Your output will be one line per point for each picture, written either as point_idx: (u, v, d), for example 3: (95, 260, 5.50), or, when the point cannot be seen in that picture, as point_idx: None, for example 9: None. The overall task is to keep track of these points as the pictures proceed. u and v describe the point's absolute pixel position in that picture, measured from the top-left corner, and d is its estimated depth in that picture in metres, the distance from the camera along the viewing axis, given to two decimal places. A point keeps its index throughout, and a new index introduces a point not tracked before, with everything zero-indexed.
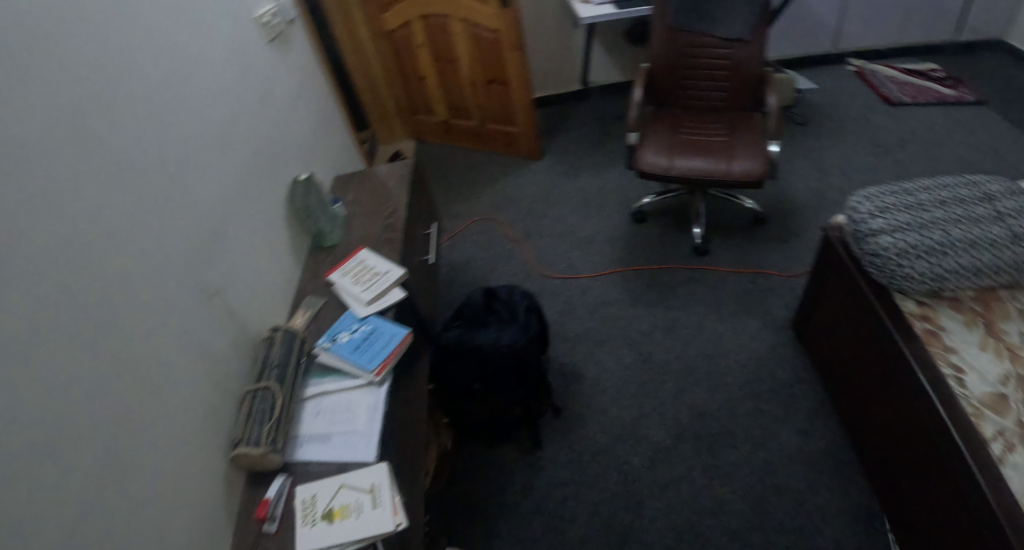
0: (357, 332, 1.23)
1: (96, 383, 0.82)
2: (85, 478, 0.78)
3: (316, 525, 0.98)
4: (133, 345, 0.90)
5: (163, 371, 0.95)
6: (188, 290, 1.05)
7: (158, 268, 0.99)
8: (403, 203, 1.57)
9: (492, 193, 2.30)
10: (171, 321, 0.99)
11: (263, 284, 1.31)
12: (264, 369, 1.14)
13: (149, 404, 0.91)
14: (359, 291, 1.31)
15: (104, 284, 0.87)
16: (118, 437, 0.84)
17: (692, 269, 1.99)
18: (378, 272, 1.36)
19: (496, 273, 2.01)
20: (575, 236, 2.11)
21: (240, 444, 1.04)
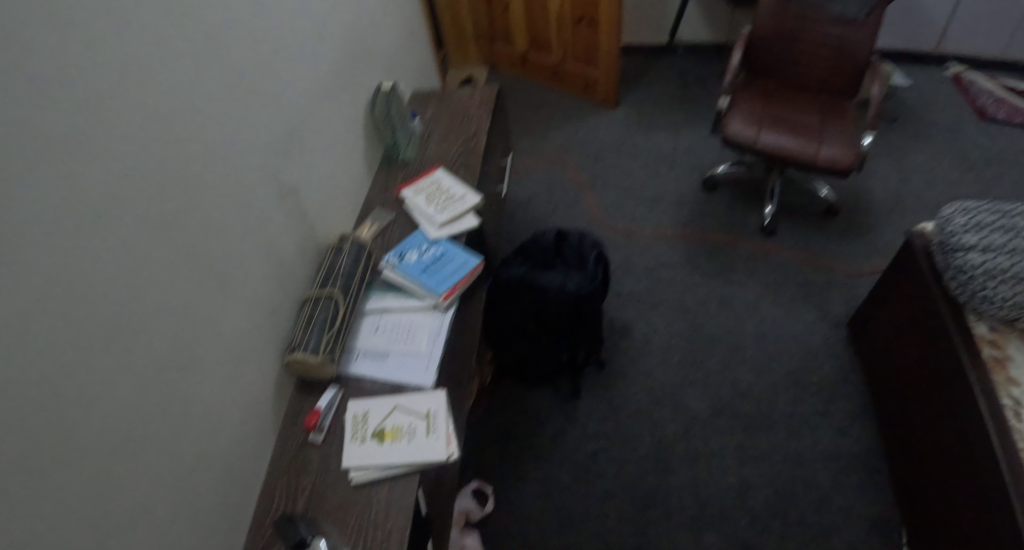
0: (427, 253, 1.24)
1: (175, 264, 0.79)
2: (156, 359, 0.75)
3: (366, 443, 0.97)
4: (211, 232, 0.87)
5: (234, 264, 0.92)
6: (264, 185, 1.01)
7: (240, 157, 0.94)
8: (485, 128, 1.52)
9: (561, 134, 2.22)
10: (246, 214, 0.95)
11: (335, 190, 1.27)
12: (329, 278, 1.13)
13: (217, 295, 0.87)
14: (432, 213, 1.30)
15: (189, 162, 0.82)
16: (190, 323, 0.81)
17: (757, 248, 1.89)
18: (453, 196, 1.34)
19: (557, 216, 1.95)
20: (642, 193, 2.02)
21: (298, 347, 1.02)
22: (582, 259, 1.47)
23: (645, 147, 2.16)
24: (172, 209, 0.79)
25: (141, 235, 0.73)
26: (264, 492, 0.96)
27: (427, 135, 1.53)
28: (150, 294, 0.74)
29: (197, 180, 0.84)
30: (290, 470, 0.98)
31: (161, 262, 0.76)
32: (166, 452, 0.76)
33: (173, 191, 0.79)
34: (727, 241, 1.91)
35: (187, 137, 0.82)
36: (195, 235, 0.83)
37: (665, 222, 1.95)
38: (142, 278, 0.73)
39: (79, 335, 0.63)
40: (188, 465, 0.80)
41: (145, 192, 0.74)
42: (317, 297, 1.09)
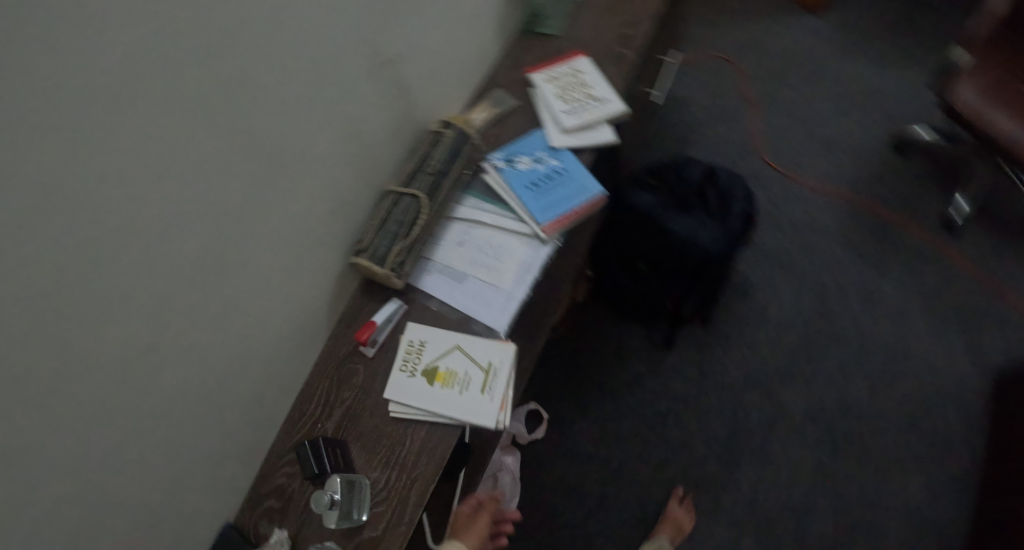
0: (542, 164, 1.01)
1: (221, 137, 0.67)
2: (184, 264, 0.67)
3: (414, 378, 0.90)
4: (273, 102, 0.73)
5: (300, 143, 0.80)
6: (352, 59, 0.84)
7: (325, 15, 0.77)
8: (652, 14, 1.19)
9: (742, 30, 1.77)
10: (321, 98, 0.81)
11: (450, 64, 1.06)
12: (419, 171, 0.98)
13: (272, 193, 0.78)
14: (561, 112, 1.05)
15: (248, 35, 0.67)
16: (232, 207, 0.72)
17: (948, 236, 1.46)
18: (592, 95, 1.07)
19: (708, 132, 1.62)
20: (824, 127, 1.61)
21: (365, 252, 0.93)
22: (725, 209, 1.17)
23: (844, 72, 1.68)
24: (223, 70, 0.65)
25: (178, 97, 0.61)
26: (306, 384, 0.96)
27: (579, 8, 1.23)
28: (184, 169, 0.64)
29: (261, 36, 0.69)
30: (333, 374, 0.95)
31: (203, 133, 0.65)
32: (184, 342, 0.71)
33: (227, 45, 0.65)
34: (897, 222, 1.49)
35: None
36: (251, 103, 0.70)
37: (833, 176, 1.55)
38: (174, 149, 0.62)
39: (84, 211, 0.55)
40: (209, 354, 0.76)
41: (186, 44, 0.60)
42: (399, 196, 0.96)
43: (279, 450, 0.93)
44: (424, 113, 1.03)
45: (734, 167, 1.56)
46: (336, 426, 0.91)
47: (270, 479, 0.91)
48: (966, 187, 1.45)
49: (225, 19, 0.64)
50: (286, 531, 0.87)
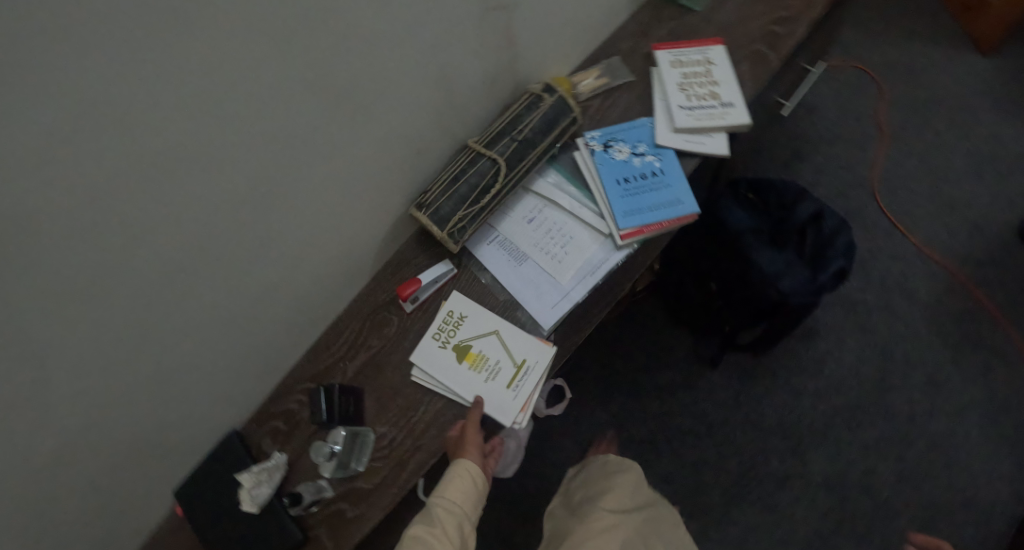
0: (640, 159, 0.91)
1: (287, 65, 0.64)
2: (228, 195, 0.67)
3: (445, 350, 0.89)
4: (352, 37, 0.68)
5: (378, 84, 0.75)
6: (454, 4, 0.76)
7: None
8: (813, 16, 1.02)
9: (906, 43, 1.52)
10: (409, 41, 0.74)
11: (571, 19, 0.95)
12: (507, 133, 0.87)
13: (337, 136, 0.74)
14: (678, 105, 0.93)
15: None
16: (288, 138, 0.69)
17: None
18: (717, 96, 0.94)
19: (831, 151, 1.43)
20: (962, 182, 1.41)
21: (428, 208, 0.87)
22: (821, 254, 1.04)
23: (1004, 126, 1.44)
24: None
25: (243, 18, 0.58)
26: (338, 320, 0.98)
27: None
28: (239, 90, 0.62)
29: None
30: (367, 319, 0.96)
31: (266, 58, 0.62)
32: (216, 265, 0.72)
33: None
34: (996, 316, 1.32)
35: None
36: (329, 36, 0.66)
37: (944, 242, 1.36)
38: (229, 68, 0.60)
39: (118, 127, 0.55)
40: (243, 274, 0.77)
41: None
42: (477, 156, 0.87)
43: (299, 374, 0.97)
44: (526, 70, 0.93)
45: (842, 200, 1.40)
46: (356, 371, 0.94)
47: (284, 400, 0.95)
48: None
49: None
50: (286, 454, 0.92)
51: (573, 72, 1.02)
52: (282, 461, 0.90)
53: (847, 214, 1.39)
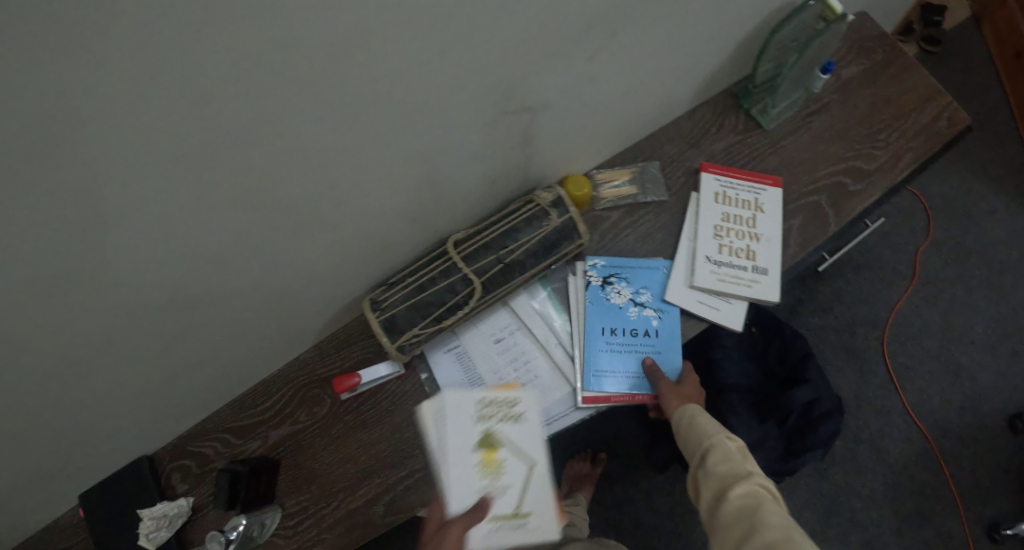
0: (637, 311, 0.79)
1: (211, 185, 0.52)
2: (130, 287, 0.57)
3: (480, 423, 0.73)
4: (308, 153, 0.55)
5: (341, 190, 0.62)
6: (462, 110, 0.61)
7: (437, 64, 0.54)
8: (890, 180, 0.86)
9: (971, 180, 1.38)
10: (390, 146, 0.60)
11: (615, 120, 0.78)
12: (492, 250, 0.74)
13: (279, 235, 0.62)
14: (704, 256, 0.79)
15: (292, 84, 0.48)
16: (216, 249, 0.59)
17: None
18: (752, 255, 0.80)
19: (850, 279, 1.32)
20: (974, 355, 1.30)
21: (382, 311, 0.74)
22: (800, 436, 0.95)
23: None
24: (227, 122, 0.48)
25: (141, 153, 0.46)
26: (270, 379, 0.88)
27: (813, 109, 0.90)
28: (147, 216, 0.51)
29: (301, 83, 0.49)
30: (302, 390, 0.87)
31: (180, 182, 0.50)
32: (109, 342, 0.62)
33: (239, 95, 0.46)
34: (954, 497, 1.25)
35: (299, 14, 0.44)
36: (271, 157, 0.53)
37: (932, 409, 1.28)
38: (128, 200, 0.49)
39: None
40: (157, 353, 0.69)
41: (160, 92, 0.43)
42: (451, 264, 0.74)
43: (218, 421, 0.88)
44: (543, 166, 0.76)
45: (844, 335, 1.30)
46: (278, 441, 0.86)
47: (199, 443, 0.88)
48: None
49: (235, 64, 0.44)
50: (190, 500, 0.86)
51: (602, 167, 0.85)
52: (186, 510, 0.85)
53: (847, 352, 1.29)
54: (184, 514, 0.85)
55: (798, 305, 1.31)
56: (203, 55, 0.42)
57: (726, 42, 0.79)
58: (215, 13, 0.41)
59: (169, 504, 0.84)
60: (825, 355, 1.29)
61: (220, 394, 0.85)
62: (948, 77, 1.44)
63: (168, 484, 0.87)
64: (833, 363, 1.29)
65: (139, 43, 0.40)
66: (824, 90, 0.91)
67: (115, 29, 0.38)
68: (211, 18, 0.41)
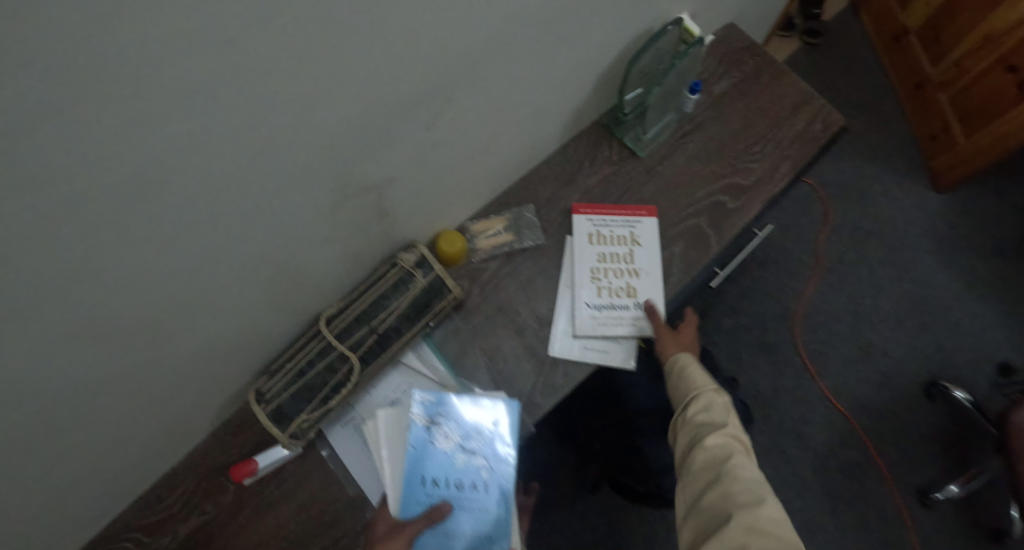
0: (466, 458, 0.72)
1: (36, 335, 0.48)
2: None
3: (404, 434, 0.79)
4: (142, 280, 0.52)
5: (188, 304, 0.59)
6: (300, 202, 0.59)
7: (257, 172, 0.52)
8: (764, 194, 0.88)
9: (861, 163, 1.43)
10: (227, 250, 0.57)
11: (476, 173, 0.77)
12: (363, 323, 0.71)
13: (131, 360, 0.59)
14: (584, 303, 0.79)
15: (93, 232, 0.45)
16: (62, 389, 0.55)
17: (933, 516, 1.27)
18: (633, 293, 0.80)
19: (758, 276, 1.36)
20: (882, 332, 1.35)
21: (268, 403, 0.71)
22: None
23: (937, 272, 1.38)
24: (36, 276, 0.44)
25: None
26: (164, 477, 0.84)
27: (685, 132, 0.91)
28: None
29: (109, 220, 0.46)
30: (200, 483, 0.84)
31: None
32: None
33: (34, 249, 0.43)
34: (881, 471, 1.30)
35: (85, 161, 0.41)
36: (101, 293, 0.50)
37: (851, 390, 1.32)
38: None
39: None
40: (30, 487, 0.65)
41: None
42: (327, 345, 0.71)
43: (122, 521, 0.82)
44: (409, 229, 0.75)
45: (759, 331, 1.33)
46: (189, 532, 0.82)
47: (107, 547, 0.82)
48: (969, 474, 1.24)
49: (23, 223, 0.41)
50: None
51: (476, 216, 0.84)
52: None
53: (764, 347, 1.32)
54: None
55: (709, 307, 1.34)
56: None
57: (581, 82, 0.79)
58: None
59: None
60: (743, 353, 1.32)
61: (112, 503, 0.80)
62: (829, 64, 1.49)
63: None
64: (751, 360, 1.32)
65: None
66: (695, 109, 0.92)
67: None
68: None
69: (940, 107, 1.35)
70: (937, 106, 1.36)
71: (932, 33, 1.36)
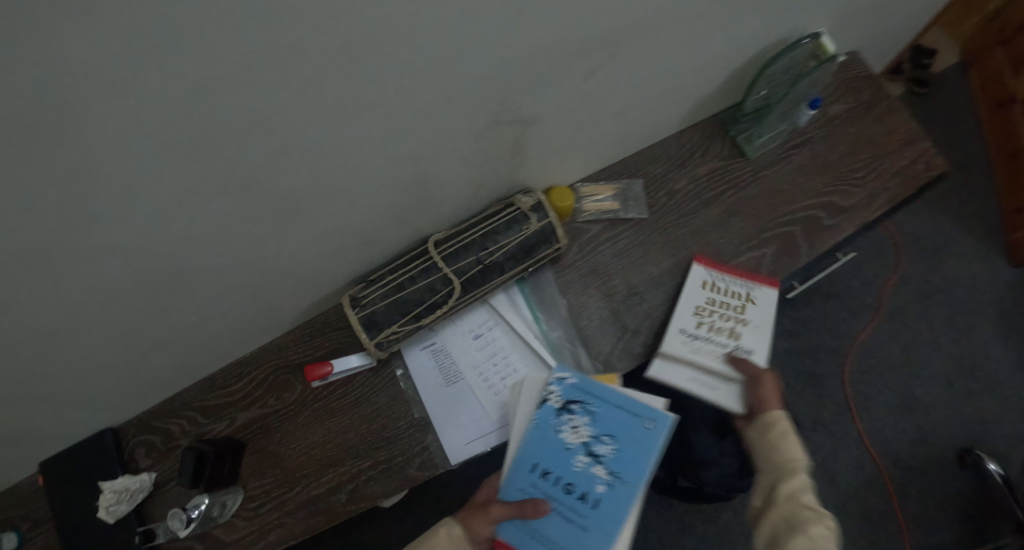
0: (583, 466, 0.75)
1: (205, 171, 0.53)
2: (120, 261, 0.59)
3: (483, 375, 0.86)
4: (303, 149, 0.57)
5: (332, 186, 0.64)
6: (456, 116, 0.63)
7: (436, 75, 0.57)
8: (862, 216, 0.89)
9: (941, 220, 1.43)
10: (382, 144, 0.62)
11: (599, 132, 0.80)
12: (471, 252, 0.76)
13: (269, 223, 0.64)
14: (679, 328, 0.81)
15: (295, 87, 0.50)
16: (201, 230, 0.60)
17: None
18: (735, 336, 0.81)
19: (816, 307, 1.37)
20: (928, 388, 1.35)
21: (363, 308, 0.76)
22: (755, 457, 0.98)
23: (995, 343, 1.37)
24: (228, 113, 0.49)
25: (138, 133, 0.47)
26: (242, 360, 0.88)
27: (797, 142, 0.92)
28: (136, 195, 0.52)
29: (314, 81, 0.50)
30: (272, 374, 0.88)
31: (173, 165, 0.51)
32: (86, 313, 0.63)
33: (245, 88, 0.48)
34: (900, 523, 1.29)
35: (317, 21, 0.46)
36: (266, 150, 0.55)
37: (885, 439, 1.33)
38: (120, 177, 0.50)
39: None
40: (140, 327, 0.70)
41: (162, 78, 0.44)
42: (432, 266, 0.76)
43: (184, 399, 0.88)
44: (528, 172, 0.79)
45: (807, 360, 1.34)
46: (244, 423, 0.86)
47: (166, 420, 0.87)
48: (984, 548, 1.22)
49: (241, 58, 0.45)
50: (153, 476, 0.86)
51: (585, 181, 0.88)
52: (147, 485, 0.85)
53: (808, 377, 1.34)
54: (145, 489, 0.85)
55: None
56: (208, 46, 0.43)
57: (718, 69, 0.82)
58: (224, 10, 0.42)
59: (132, 479, 0.84)
60: (787, 377, 1.33)
61: (192, 372, 0.85)
62: (927, 118, 1.50)
63: (131, 459, 0.87)
64: (793, 385, 1.33)
65: (144, 30, 0.40)
66: (809, 123, 0.93)
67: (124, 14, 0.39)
68: (223, 10, 0.42)
69: None
70: None
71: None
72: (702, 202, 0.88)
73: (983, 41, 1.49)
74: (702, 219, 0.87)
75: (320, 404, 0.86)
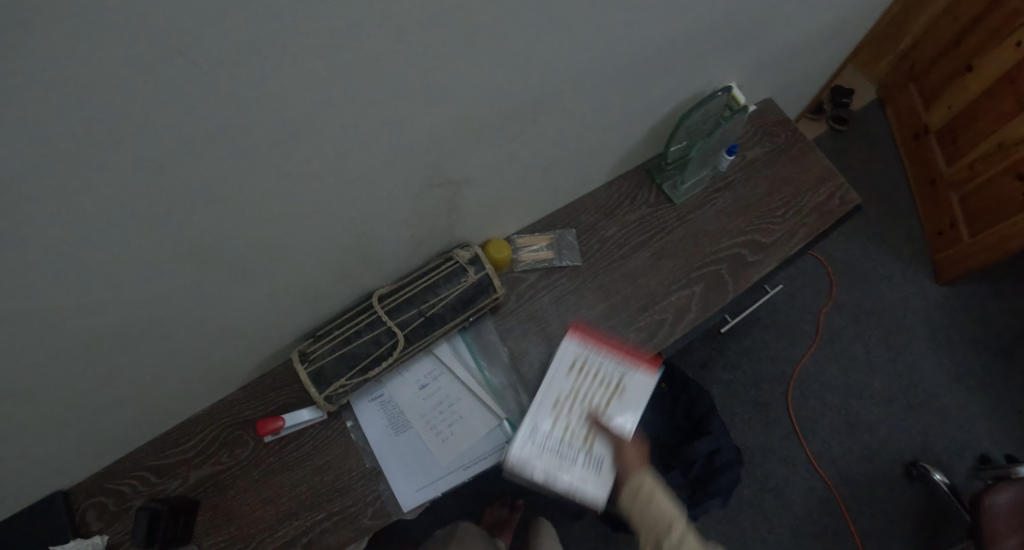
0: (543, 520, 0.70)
1: (149, 241, 0.57)
2: (62, 335, 0.60)
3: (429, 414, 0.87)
4: (240, 220, 0.61)
5: (272, 252, 0.68)
6: (387, 183, 0.68)
7: (364, 151, 0.62)
8: (784, 252, 0.96)
9: (868, 248, 1.53)
10: (316, 212, 0.66)
11: (531, 188, 0.86)
12: (412, 306, 0.80)
13: (209, 287, 0.67)
14: (532, 429, 0.83)
15: (230, 172, 0.55)
16: (143, 298, 0.63)
17: None
18: (587, 442, 0.84)
19: (759, 336, 1.44)
20: (870, 407, 1.41)
21: (310, 363, 0.79)
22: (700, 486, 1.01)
23: (928, 360, 1.46)
24: (173, 188, 0.53)
25: (80, 212, 0.50)
26: (191, 421, 0.89)
27: (719, 186, 0.99)
28: (81, 268, 0.55)
29: (249, 165, 0.55)
30: (223, 433, 0.89)
31: (120, 239, 0.54)
32: (27, 390, 0.64)
33: (186, 175, 0.53)
34: (856, 542, 1.32)
35: (248, 118, 0.51)
36: (206, 224, 0.59)
37: (833, 458, 1.38)
38: (66, 254, 0.52)
39: None
40: (85, 396, 0.71)
41: (110, 163, 0.47)
42: (376, 319, 0.80)
43: (137, 458, 0.88)
44: (464, 229, 0.84)
45: (754, 386, 1.40)
46: (198, 481, 0.87)
47: (117, 480, 0.87)
48: None
49: (179, 142, 0.49)
50: (106, 538, 0.85)
51: (522, 232, 0.94)
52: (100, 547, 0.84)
53: (756, 405, 1.39)
54: None
55: (711, 359, 1.41)
56: (149, 134, 0.47)
57: (638, 126, 0.89)
58: (165, 115, 0.47)
59: (84, 542, 0.84)
60: (734, 407, 1.38)
61: (139, 436, 0.86)
62: (849, 155, 1.62)
63: (81, 522, 0.86)
64: (741, 414, 1.38)
65: (89, 124, 0.44)
66: (729, 169, 1.01)
67: (72, 111, 0.42)
68: (167, 104, 0.46)
69: (952, 207, 1.46)
70: (948, 204, 1.48)
71: (951, 134, 1.48)
72: (632, 247, 0.94)
73: (899, 79, 1.63)
74: (633, 263, 0.93)
75: (271, 460, 0.87)
